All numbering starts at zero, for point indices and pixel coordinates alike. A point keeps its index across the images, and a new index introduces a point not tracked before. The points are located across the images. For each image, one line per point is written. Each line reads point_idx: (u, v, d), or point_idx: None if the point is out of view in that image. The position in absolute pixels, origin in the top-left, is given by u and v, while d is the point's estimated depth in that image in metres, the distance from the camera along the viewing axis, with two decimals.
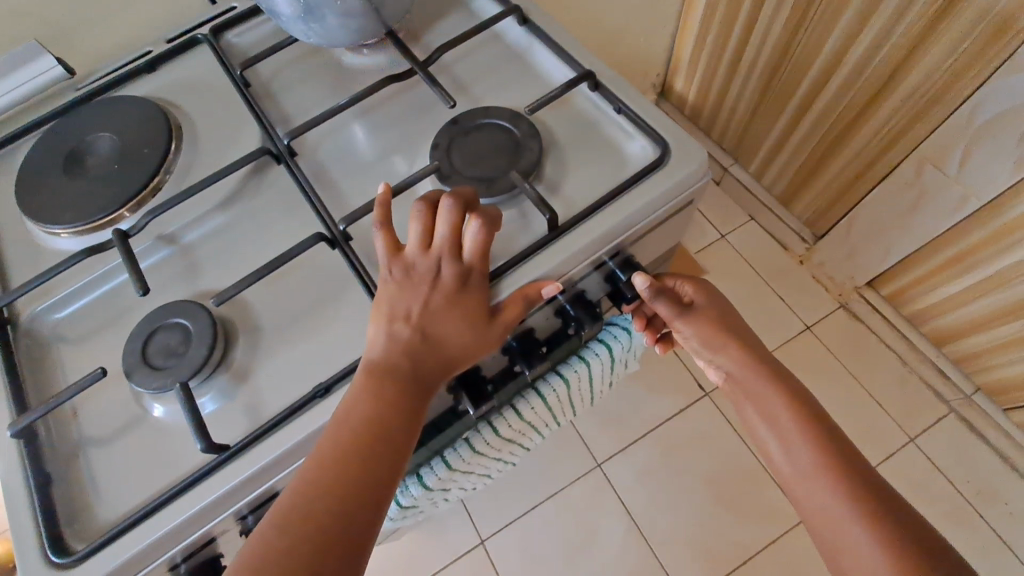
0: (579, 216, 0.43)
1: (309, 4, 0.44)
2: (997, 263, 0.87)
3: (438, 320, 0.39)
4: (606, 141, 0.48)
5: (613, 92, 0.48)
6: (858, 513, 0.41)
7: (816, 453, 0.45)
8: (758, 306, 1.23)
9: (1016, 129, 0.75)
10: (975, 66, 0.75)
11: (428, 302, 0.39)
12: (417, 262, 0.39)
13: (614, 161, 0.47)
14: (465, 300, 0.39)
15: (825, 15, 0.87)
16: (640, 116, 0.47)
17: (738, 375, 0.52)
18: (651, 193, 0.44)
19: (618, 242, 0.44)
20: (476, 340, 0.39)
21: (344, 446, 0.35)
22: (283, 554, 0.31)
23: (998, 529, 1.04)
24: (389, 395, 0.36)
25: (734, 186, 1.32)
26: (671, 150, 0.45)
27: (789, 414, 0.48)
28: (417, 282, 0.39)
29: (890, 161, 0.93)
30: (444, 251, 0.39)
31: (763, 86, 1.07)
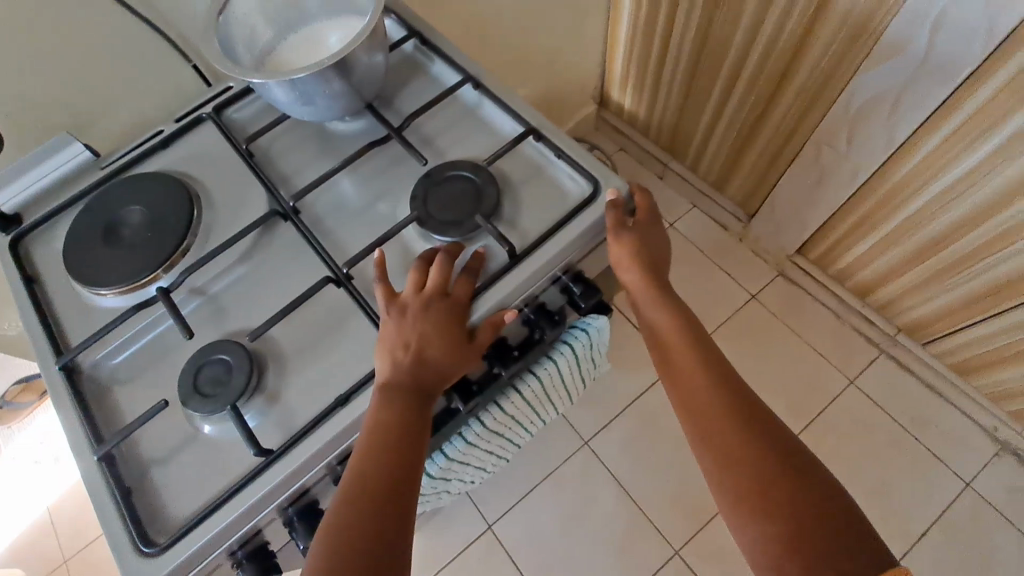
0: (533, 245, 0.55)
1: (305, 92, 0.56)
2: (894, 219, 1.03)
3: (430, 344, 0.50)
4: (551, 181, 0.60)
5: (553, 141, 0.60)
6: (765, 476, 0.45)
7: (766, 504, 0.44)
8: (708, 285, 1.38)
9: (883, 111, 0.90)
10: (845, 62, 0.90)
11: (419, 328, 0.50)
12: (411, 300, 0.51)
13: (557, 197, 0.59)
14: (450, 327, 0.50)
15: (723, 29, 1.02)
16: (575, 160, 0.59)
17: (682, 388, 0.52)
18: (588, 222, 0.56)
19: (566, 261, 0.56)
20: (458, 355, 0.50)
21: (371, 447, 0.46)
22: (339, 532, 0.42)
23: (931, 448, 1.20)
24: (393, 420, 0.47)
25: (676, 180, 1.47)
26: (601, 186, 0.57)
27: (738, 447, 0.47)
28: (410, 315, 0.51)
29: (795, 145, 1.08)
30: (434, 292, 0.51)
31: (685, 91, 1.21)
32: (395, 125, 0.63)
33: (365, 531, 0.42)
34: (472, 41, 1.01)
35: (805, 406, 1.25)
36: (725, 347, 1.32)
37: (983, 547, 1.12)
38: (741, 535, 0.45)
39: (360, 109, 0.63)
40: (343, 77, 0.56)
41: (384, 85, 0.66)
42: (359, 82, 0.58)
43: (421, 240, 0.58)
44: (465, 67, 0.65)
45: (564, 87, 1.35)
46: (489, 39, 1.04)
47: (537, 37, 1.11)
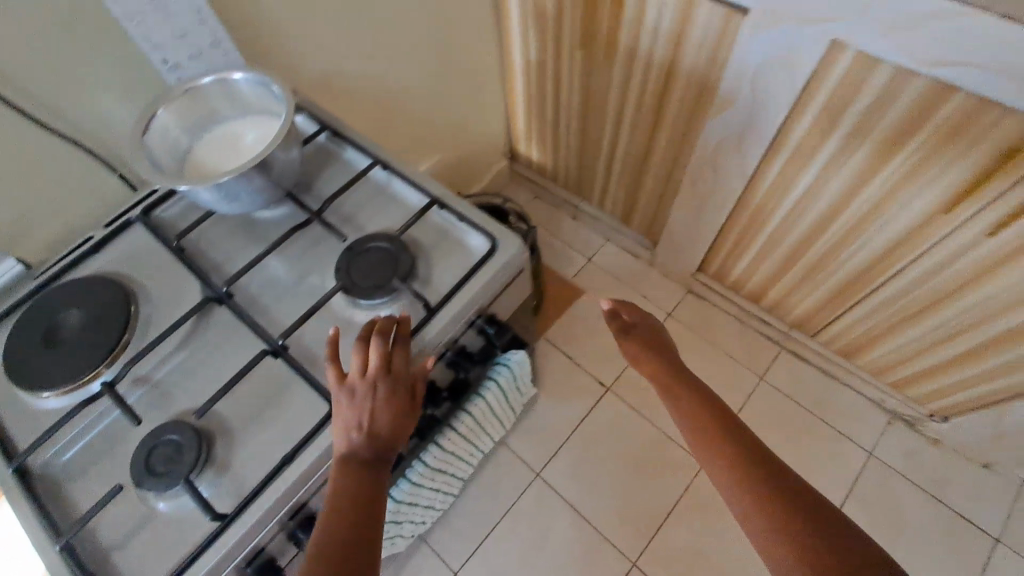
0: (445, 298, 0.64)
1: (229, 192, 0.63)
2: (765, 230, 1.21)
3: (379, 420, 0.54)
4: (457, 240, 0.70)
5: (454, 207, 0.71)
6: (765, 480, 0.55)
7: (774, 498, 0.53)
8: (629, 309, 1.54)
9: (732, 147, 1.09)
10: (697, 109, 1.11)
11: (369, 406, 0.54)
12: (356, 382, 0.55)
13: (463, 254, 0.69)
14: (397, 400, 0.55)
15: (598, 87, 1.25)
16: (474, 220, 0.69)
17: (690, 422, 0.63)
18: (490, 272, 0.66)
19: (476, 308, 0.65)
20: (404, 424, 0.56)
21: (333, 522, 0.50)
22: None
23: (835, 426, 1.37)
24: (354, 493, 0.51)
25: (587, 219, 1.67)
26: (498, 240, 0.68)
27: (743, 460, 0.57)
28: (358, 395, 0.54)
29: (676, 177, 1.30)
30: (377, 372, 0.55)
31: (580, 137, 1.43)
32: (315, 208, 0.72)
33: None
34: (381, 126, 1.18)
35: (727, 404, 1.40)
36: None
37: (891, 507, 1.28)
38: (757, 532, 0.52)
39: (282, 198, 0.71)
40: (263, 175, 0.64)
41: (302, 175, 0.75)
42: (278, 176, 0.67)
43: (348, 306, 0.65)
44: (373, 151, 0.76)
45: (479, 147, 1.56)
46: (394, 120, 1.21)
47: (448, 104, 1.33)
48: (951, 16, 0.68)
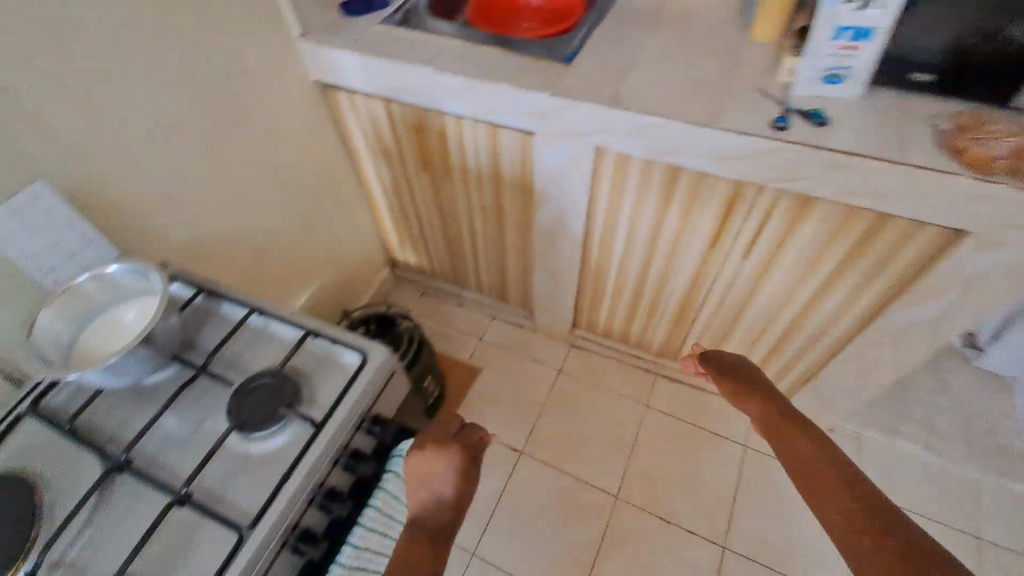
0: (328, 411, 0.76)
1: (116, 369, 0.73)
2: (609, 282, 1.49)
3: (449, 470, 0.85)
4: (334, 360, 0.83)
5: (326, 333, 0.85)
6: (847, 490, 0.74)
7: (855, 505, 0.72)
8: (525, 374, 1.75)
9: (560, 228, 1.37)
10: (525, 204, 1.38)
11: (449, 459, 0.85)
12: (443, 439, 0.86)
13: (340, 370, 0.82)
14: (461, 459, 0.87)
15: (446, 200, 1.51)
16: (345, 340, 0.83)
17: (793, 460, 0.83)
18: (364, 380, 0.79)
19: (359, 413, 0.77)
20: (464, 477, 0.86)
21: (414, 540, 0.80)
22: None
23: (714, 430, 1.62)
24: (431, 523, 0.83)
25: (471, 303, 1.90)
26: (367, 352, 0.82)
27: (843, 477, 0.76)
28: (445, 448, 0.85)
29: (524, 258, 1.58)
30: (452, 439, 0.87)
31: (445, 239, 1.68)
32: (201, 362, 0.83)
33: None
34: (264, 264, 1.33)
35: (625, 435, 1.61)
36: (556, 417, 1.66)
37: (771, 486, 1.52)
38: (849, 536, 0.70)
39: (167, 362, 0.81)
40: (148, 346, 0.75)
41: (185, 336, 0.86)
42: (162, 344, 0.77)
43: (244, 440, 0.75)
44: (250, 302, 0.89)
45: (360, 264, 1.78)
46: (276, 257, 1.38)
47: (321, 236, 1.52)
48: (657, 125, 1.00)
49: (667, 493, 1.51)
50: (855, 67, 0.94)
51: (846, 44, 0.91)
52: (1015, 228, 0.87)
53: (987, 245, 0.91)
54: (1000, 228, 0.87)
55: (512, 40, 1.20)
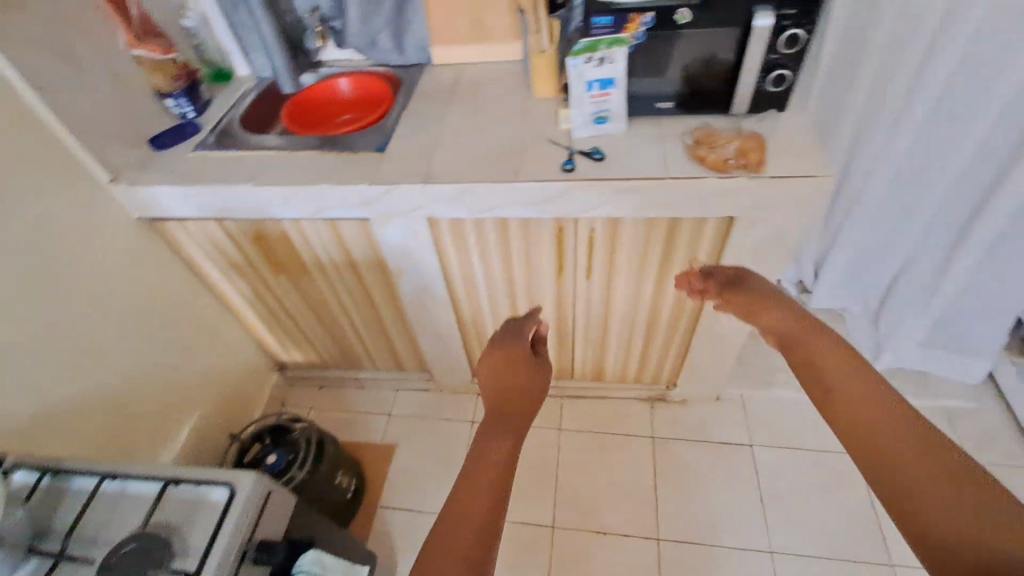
0: (205, 557, 0.74)
1: None
2: (488, 329, 1.58)
3: (520, 383, 0.88)
4: (204, 500, 0.81)
5: (191, 476, 0.83)
6: (905, 430, 0.66)
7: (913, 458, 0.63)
8: (440, 436, 1.79)
9: (425, 296, 1.44)
10: (387, 282, 1.44)
11: (517, 375, 0.89)
12: (517, 350, 0.93)
13: (213, 509, 0.80)
14: (532, 372, 0.90)
15: (311, 296, 1.54)
16: (211, 477, 0.82)
17: (842, 386, 0.73)
18: (238, 511, 0.78)
19: (239, 546, 0.76)
20: (532, 400, 0.87)
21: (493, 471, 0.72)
22: (464, 519, 0.65)
23: (624, 432, 1.74)
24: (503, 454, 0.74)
25: (372, 382, 1.92)
26: (237, 482, 0.82)
27: (895, 411, 0.68)
28: (513, 363, 0.91)
29: (403, 329, 1.64)
30: (523, 355, 0.92)
31: (324, 330, 1.69)
32: (55, 552, 0.78)
33: (486, 523, 0.66)
34: (134, 413, 1.36)
35: (548, 464, 1.69)
36: None
37: (686, 467, 1.64)
38: (920, 493, 0.60)
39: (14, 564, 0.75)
40: None
41: (33, 529, 0.80)
42: None
43: None
44: (102, 468, 0.86)
45: (244, 378, 1.77)
46: (146, 401, 1.40)
47: (196, 366, 1.56)
48: (462, 195, 1.12)
49: (598, 506, 1.59)
50: (613, 109, 1.12)
51: (598, 93, 1.10)
52: (761, 208, 1.06)
53: (750, 225, 1.10)
54: (750, 210, 1.07)
55: (335, 142, 1.29)
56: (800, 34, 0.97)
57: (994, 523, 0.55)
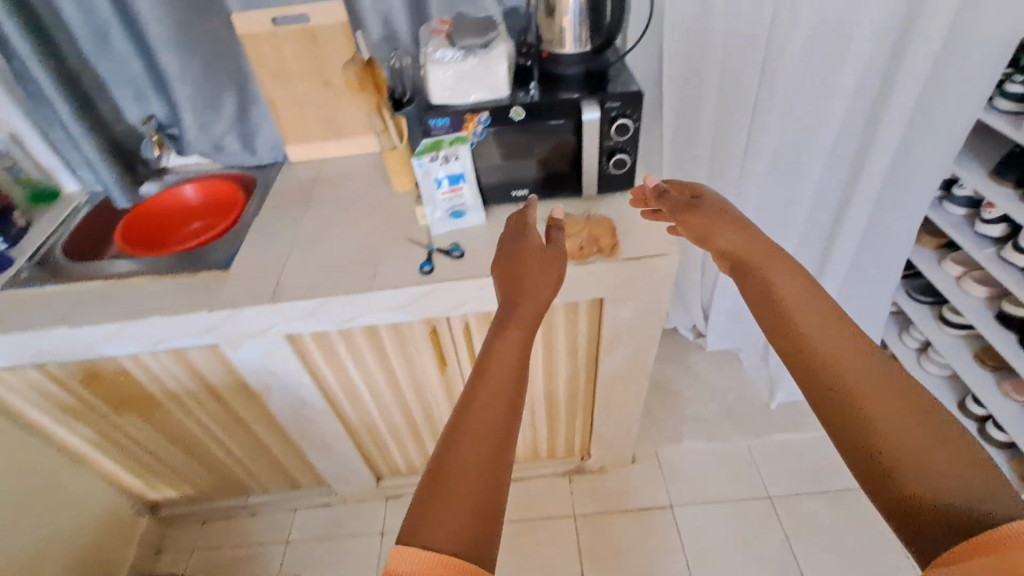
0: None
1: None
2: (381, 433, 1.47)
3: (542, 258, 0.88)
4: None
5: None
6: (872, 359, 0.66)
7: (884, 383, 0.64)
8: (346, 556, 1.61)
9: (301, 412, 1.31)
10: (256, 404, 1.31)
11: (536, 252, 0.89)
12: (534, 231, 0.94)
13: None
14: (553, 246, 0.91)
15: (172, 428, 1.36)
16: None
17: (807, 312, 0.73)
18: None
19: None
20: (551, 283, 0.86)
21: (488, 429, 0.64)
22: (474, 476, 0.60)
23: (544, 513, 1.65)
24: (487, 418, 0.65)
25: (266, 505, 1.71)
26: None
27: (860, 345, 0.68)
28: (531, 242, 0.91)
29: (288, 446, 1.48)
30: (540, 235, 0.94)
31: (196, 460, 1.49)
32: None
33: (491, 490, 0.60)
34: None
35: None
36: None
37: (609, 541, 1.58)
38: (885, 421, 0.61)
39: None
40: None
41: None
42: None
43: None
44: None
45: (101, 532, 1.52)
46: None
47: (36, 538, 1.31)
48: (315, 309, 1.03)
49: None
50: (467, 203, 1.10)
51: (450, 189, 1.07)
52: (625, 287, 1.06)
53: (619, 301, 1.10)
54: (616, 289, 1.06)
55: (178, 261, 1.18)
56: (627, 124, 1.01)
57: (942, 445, 0.58)
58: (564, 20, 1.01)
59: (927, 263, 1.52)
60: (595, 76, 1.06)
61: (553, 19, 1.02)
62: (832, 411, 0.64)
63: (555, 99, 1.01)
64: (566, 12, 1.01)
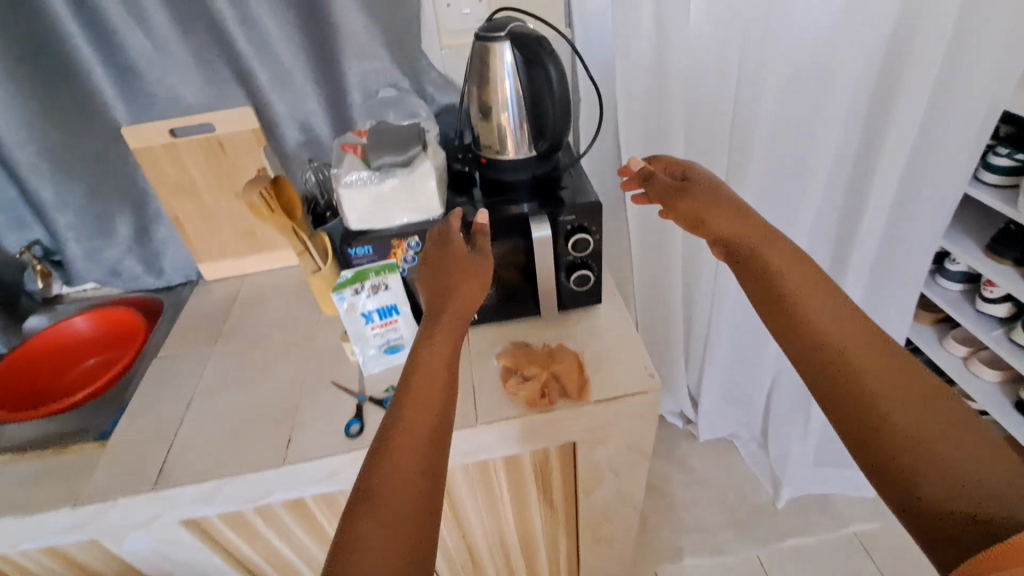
0: None
1: None
2: None
3: (453, 274, 0.73)
4: None
5: None
6: (877, 346, 0.62)
7: (888, 367, 0.60)
8: None
9: None
10: None
11: (450, 260, 0.75)
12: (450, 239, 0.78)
13: None
14: (467, 264, 0.74)
15: None
16: None
17: (804, 292, 0.67)
18: None
19: None
20: (476, 291, 0.73)
21: (419, 459, 0.58)
22: (401, 515, 0.54)
23: None
24: (421, 437, 0.60)
25: None
26: None
27: (862, 328, 0.64)
28: (442, 256, 0.76)
29: None
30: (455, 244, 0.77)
31: None
32: None
33: (416, 525, 0.55)
34: None
35: None
36: None
37: None
38: (886, 405, 0.58)
39: None
40: None
41: None
42: None
43: None
44: None
45: None
46: None
47: None
48: (214, 491, 0.81)
49: None
50: (405, 336, 0.91)
51: (382, 323, 0.89)
52: (600, 431, 0.86)
53: (593, 445, 0.89)
54: (588, 434, 0.86)
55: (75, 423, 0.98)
56: (587, 238, 0.87)
57: (955, 439, 0.55)
58: (502, 122, 0.87)
59: (927, 342, 1.38)
60: (545, 183, 0.91)
61: (490, 122, 0.89)
62: (834, 402, 0.61)
63: (499, 217, 0.86)
64: (502, 113, 0.87)
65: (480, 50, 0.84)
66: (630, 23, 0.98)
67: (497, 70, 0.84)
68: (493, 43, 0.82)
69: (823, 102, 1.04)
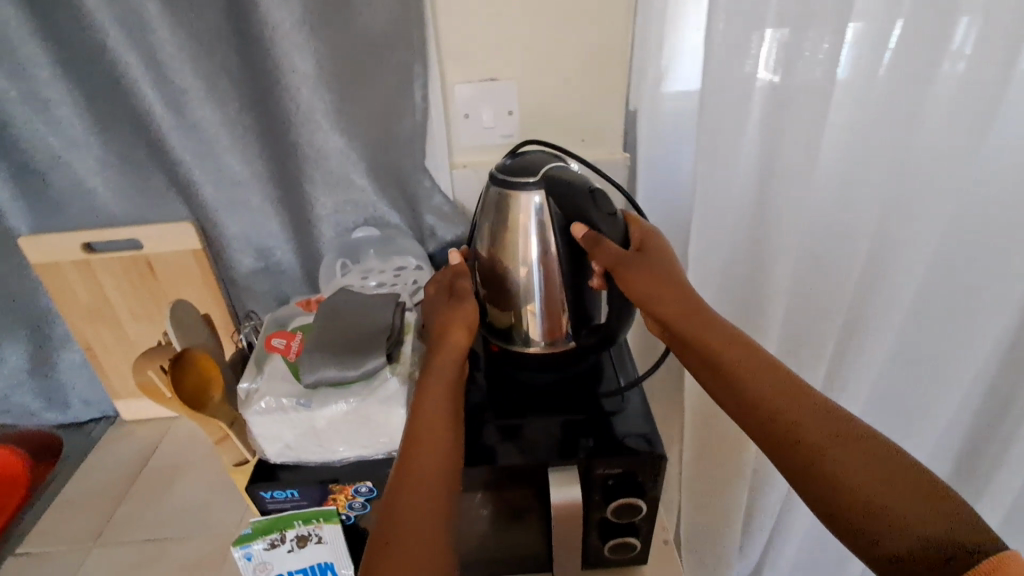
0: None
1: None
2: None
3: (436, 314, 0.55)
4: None
5: None
6: (823, 416, 0.47)
7: (847, 444, 0.45)
8: None
9: None
10: None
11: (429, 305, 0.58)
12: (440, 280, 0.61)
13: None
14: (448, 303, 0.57)
15: None
16: None
17: (732, 354, 0.52)
18: None
19: None
20: (470, 317, 0.55)
21: (424, 520, 0.43)
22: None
23: None
24: (425, 493, 0.44)
25: None
26: None
27: (800, 399, 0.48)
28: (433, 298, 0.59)
29: None
30: (441, 285, 0.59)
31: None
32: None
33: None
34: None
35: None
36: None
37: None
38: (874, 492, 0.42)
39: None
40: None
41: None
42: None
43: None
44: None
45: None
46: None
47: None
48: None
49: None
50: None
51: None
52: None
53: None
54: None
55: None
56: (640, 502, 0.55)
57: (904, 484, 0.42)
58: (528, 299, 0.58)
59: None
60: (585, 397, 0.62)
61: (507, 300, 0.59)
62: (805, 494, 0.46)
63: (510, 445, 0.57)
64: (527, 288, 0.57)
65: (495, 197, 0.56)
66: (720, 164, 0.66)
67: (518, 228, 0.55)
68: (516, 190, 0.54)
69: (999, 298, 0.67)
